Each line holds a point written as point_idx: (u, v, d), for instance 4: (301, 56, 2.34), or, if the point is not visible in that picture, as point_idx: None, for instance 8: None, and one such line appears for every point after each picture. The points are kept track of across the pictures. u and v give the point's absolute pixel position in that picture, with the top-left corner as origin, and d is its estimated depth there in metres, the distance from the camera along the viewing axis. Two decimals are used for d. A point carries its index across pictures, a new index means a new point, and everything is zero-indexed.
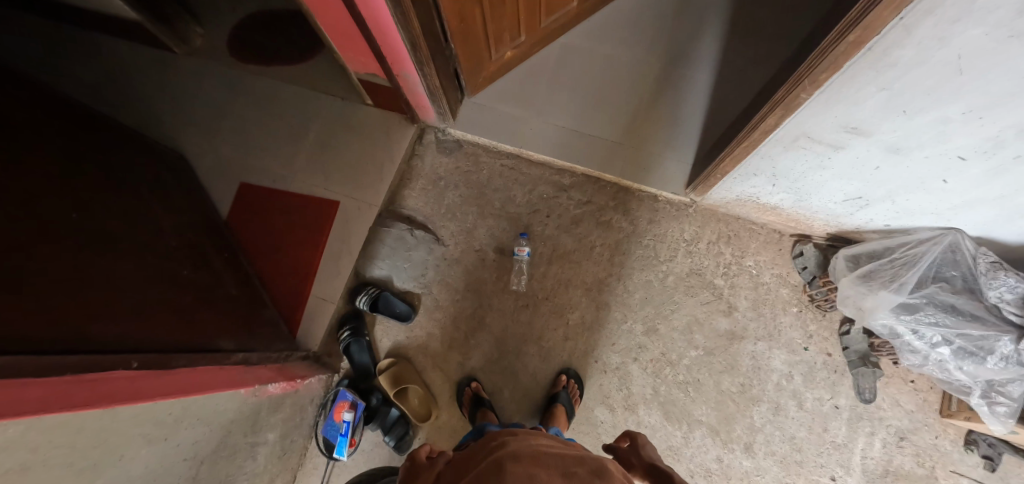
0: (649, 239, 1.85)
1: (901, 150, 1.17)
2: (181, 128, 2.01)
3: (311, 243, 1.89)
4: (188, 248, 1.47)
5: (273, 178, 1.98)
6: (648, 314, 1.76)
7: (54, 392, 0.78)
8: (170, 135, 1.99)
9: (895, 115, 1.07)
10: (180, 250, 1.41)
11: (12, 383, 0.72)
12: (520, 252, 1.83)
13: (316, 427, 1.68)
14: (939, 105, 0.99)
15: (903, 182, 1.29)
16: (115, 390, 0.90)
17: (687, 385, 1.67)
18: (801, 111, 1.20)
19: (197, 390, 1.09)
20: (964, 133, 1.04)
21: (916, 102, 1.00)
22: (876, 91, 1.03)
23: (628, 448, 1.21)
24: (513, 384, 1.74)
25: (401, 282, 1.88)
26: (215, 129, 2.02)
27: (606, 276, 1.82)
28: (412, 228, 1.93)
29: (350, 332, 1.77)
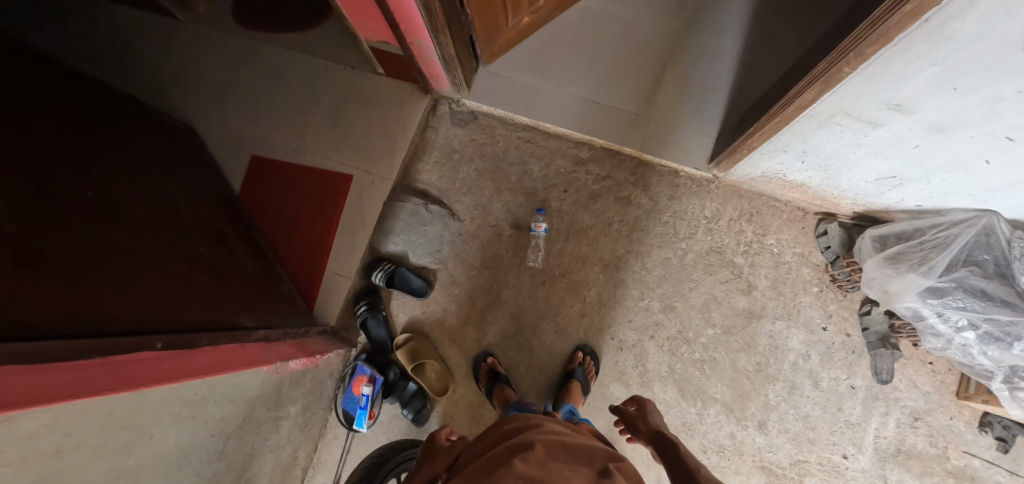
0: (667, 217, 1.81)
1: (945, 129, 1.10)
2: (188, 98, 1.96)
3: (325, 218, 1.88)
4: (204, 225, 1.46)
5: (284, 150, 1.94)
6: (665, 292, 1.74)
7: (83, 375, 0.79)
8: (177, 105, 1.94)
9: (945, 91, 0.99)
10: (195, 226, 1.40)
11: (44, 368, 0.74)
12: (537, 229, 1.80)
13: (336, 401, 1.72)
14: (995, 82, 0.91)
15: (942, 162, 1.22)
16: (140, 372, 0.91)
17: (703, 363, 1.67)
18: (843, 85, 1.13)
19: (221, 369, 1.10)
20: (1018, 113, 0.96)
21: (970, 77, 0.93)
22: (927, 66, 0.95)
23: (636, 413, 1.42)
24: (528, 360, 1.75)
25: (416, 258, 1.87)
26: (223, 100, 1.96)
27: (624, 253, 1.79)
28: (427, 203, 1.89)
29: (367, 307, 1.79)
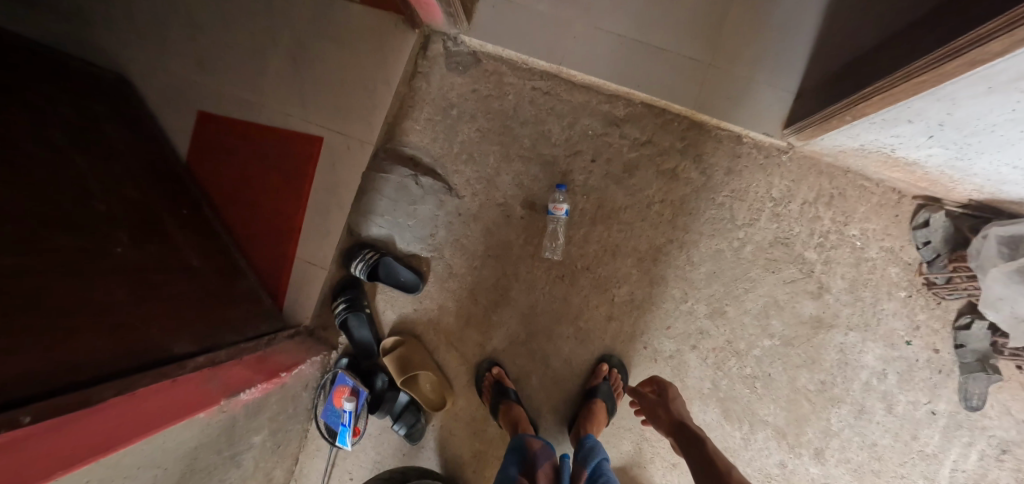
0: (723, 198, 1.41)
1: None
2: (99, 28, 1.47)
3: (293, 193, 1.52)
4: (128, 213, 1.09)
5: (235, 103, 1.51)
6: (715, 292, 1.39)
7: None
8: (86, 38, 1.47)
9: None
10: (114, 217, 1.04)
11: None
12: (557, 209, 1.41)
13: (315, 413, 1.48)
14: None
15: None
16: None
17: (755, 380, 1.37)
18: None
19: (120, 443, 0.82)
20: None
21: None
22: None
23: (656, 399, 1.26)
24: (542, 370, 1.44)
25: (405, 244, 1.51)
26: (147, 31, 1.48)
27: (665, 243, 1.42)
28: (417, 175, 1.49)
29: (347, 304, 1.47)
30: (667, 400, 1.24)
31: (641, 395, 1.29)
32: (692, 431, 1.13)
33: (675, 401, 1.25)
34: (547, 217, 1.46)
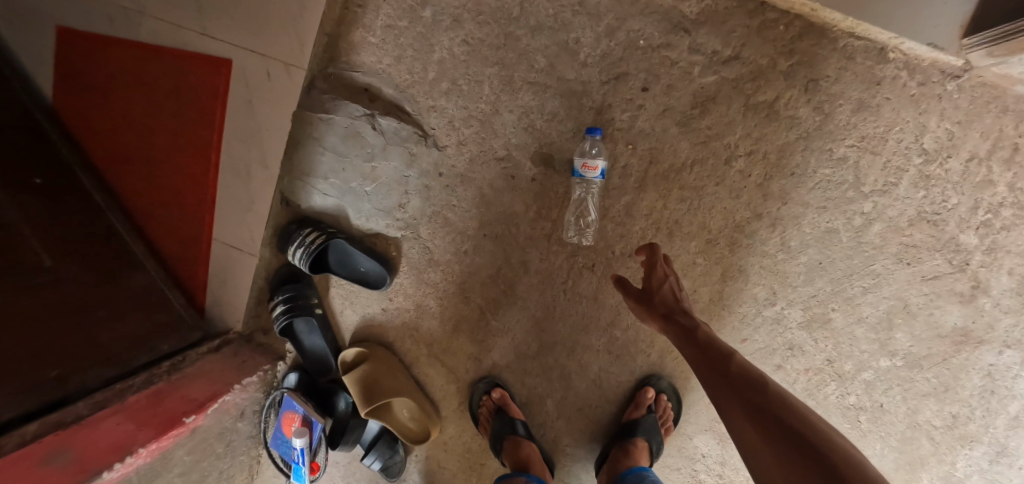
0: (847, 150, 0.90)
1: None
2: None
3: (199, 147, 1.03)
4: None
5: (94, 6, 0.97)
6: (819, 293, 0.94)
7: None
8: None
9: None
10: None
11: None
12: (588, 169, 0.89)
13: (264, 441, 1.12)
14: None
15: None
16: None
17: (858, 413, 0.98)
18: None
19: None
20: None
21: None
22: None
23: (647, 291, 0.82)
24: (561, 394, 1.04)
25: (362, 219, 1.05)
26: None
27: (749, 220, 0.93)
28: (375, 114, 0.98)
29: (286, 307, 1.04)
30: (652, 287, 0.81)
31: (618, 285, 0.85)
32: (696, 334, 0.71)
33: (663, 282, 0.81)
34: (570, 179, 0.97)
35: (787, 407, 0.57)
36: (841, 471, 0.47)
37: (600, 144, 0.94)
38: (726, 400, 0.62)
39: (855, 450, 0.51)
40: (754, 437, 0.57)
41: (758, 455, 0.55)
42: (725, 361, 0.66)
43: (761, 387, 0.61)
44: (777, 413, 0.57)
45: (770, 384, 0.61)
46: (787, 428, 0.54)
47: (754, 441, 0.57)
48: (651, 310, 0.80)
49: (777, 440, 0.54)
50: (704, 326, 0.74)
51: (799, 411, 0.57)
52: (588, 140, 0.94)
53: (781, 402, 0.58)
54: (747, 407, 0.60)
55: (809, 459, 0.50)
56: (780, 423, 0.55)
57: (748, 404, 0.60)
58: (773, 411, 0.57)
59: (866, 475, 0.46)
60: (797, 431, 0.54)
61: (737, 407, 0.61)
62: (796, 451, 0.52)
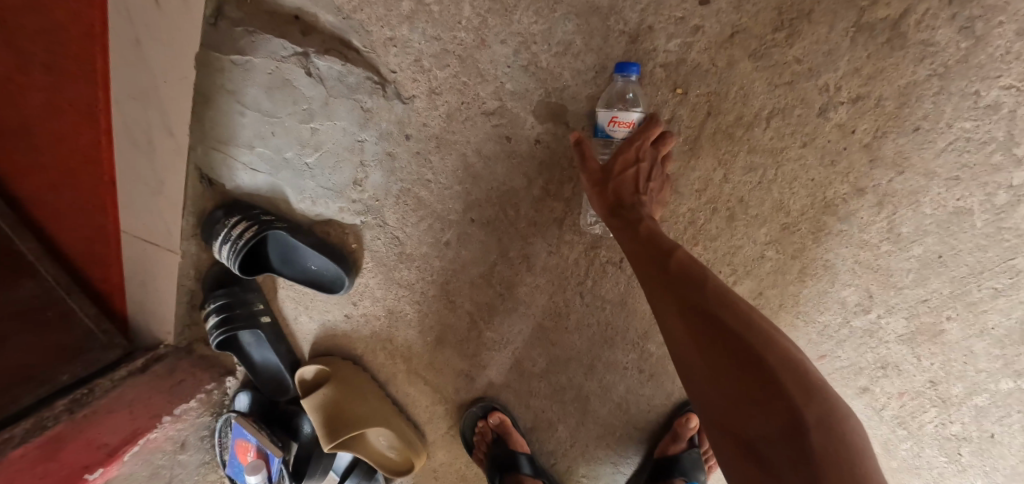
0: (1002, 93, 0.57)
1: None
2: None
3: (80, 112, 0.74)
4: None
5: None
6: (933, 298, 0.69)
7: None
8: None
9: None
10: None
11: None
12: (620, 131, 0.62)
13: (220, 467, 0.94)
14: None
15: None
16: None
17: (958, 443, 0.76)
18: None
19: None
20: None
21: None
22: None
23: (607, 171, 0.62)
24: (575, 420, 0.83)
25: (307, 202, 0.78)
26: None
27: (843, 198, 0.66)
28: (308, 52, 0.67)
29: (220, 319, 0.79)
30: (613, 169, 0.61)
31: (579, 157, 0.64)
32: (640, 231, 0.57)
33: (629, 168, 0.61)
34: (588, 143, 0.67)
35: (720, 297, 0.47)
36: (780, 377, 0.41)
37: (636, 88, 0.64)
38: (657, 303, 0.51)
39: (781, 330, 0.45)
40: (686, 340, 0.49)
41: (686, 351, 0.49)
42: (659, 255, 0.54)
43: (699, 282, 0.49)
44: (706, 304, 0.48)
45: (702, 274, 0.50)
46: (715, 323, 0.46)
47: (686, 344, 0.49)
48: (599, 195, 0.62)
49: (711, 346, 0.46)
50: (651, 220, 0.59)
51: (728, 294, 0.47)
52: (616, 82, 0.64)
53: (715, 291, 0.48)
54: (680, 304, 0.50)
55: (744, 361, 0.43)
56: (710, 317, 0.47)
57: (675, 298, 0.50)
58: (709, 309, 0.47)
59: (803, 373, 0.41)
60: (729, 326, 0.45)
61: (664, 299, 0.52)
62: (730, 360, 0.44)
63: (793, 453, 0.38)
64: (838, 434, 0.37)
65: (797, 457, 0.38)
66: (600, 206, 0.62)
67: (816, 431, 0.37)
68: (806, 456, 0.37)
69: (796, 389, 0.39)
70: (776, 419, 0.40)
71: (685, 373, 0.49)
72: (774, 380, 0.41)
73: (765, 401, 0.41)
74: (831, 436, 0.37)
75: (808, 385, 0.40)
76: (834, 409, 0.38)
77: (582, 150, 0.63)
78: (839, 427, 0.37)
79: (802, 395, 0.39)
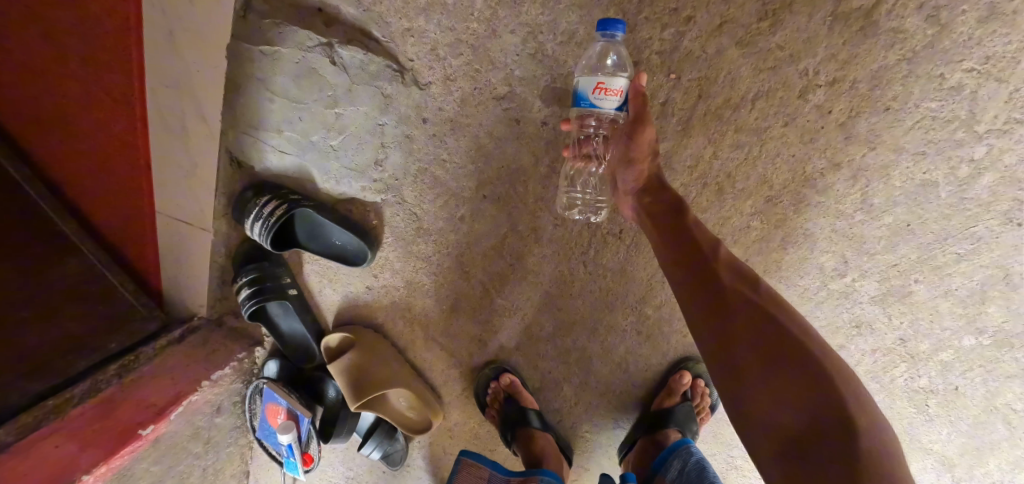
0: (964, 76, 0.64)
1: None
2: None
3: (114, 100, 0.79)
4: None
5: None
6: (902, 261, 0.76)
7: None
8: None
9: None
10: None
11: None
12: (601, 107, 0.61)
13: (251, 431, 1.02)
14: None
15: None
16: None
17: (926, 395, 0.85)
18: None
19: None
20: None
21: None
22: None
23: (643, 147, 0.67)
24: (579, 380, 0.91)
25: (331, 181, 0.85)
26: None
27: (821, 172, 0.73)
28: (330, 42, 0.72)
29: (252, 291, 0.86)
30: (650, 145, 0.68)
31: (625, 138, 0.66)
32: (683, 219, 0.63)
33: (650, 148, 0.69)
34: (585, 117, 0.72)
35: (779, 308, 0.54)
36: (837, 389, 0.46)
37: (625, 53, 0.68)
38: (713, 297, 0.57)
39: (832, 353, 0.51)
40: (737, 336, 0.54)
41: (736, 345, 0.54)
42: (704, 253, 0.60)
43: (756, 288, 0.56)
44: (768, 312, 0.54)
45: (765, 289, 0.57)
46: (776, 328, 0.52)
47: (729, 341, 0.54)
48: (645, 167, 0.67)
49: (759, 345, 0.52)
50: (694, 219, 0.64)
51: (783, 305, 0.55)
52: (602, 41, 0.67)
53: (777, 307, 0.54)
54: (737, 303, 0.55)
55: (797, 365, 0.49)
56: (770, 323, 0.53)
57: (735, 299, 0.56)
58: (766, 314, 0.53)
59: (856, 392, 0.47)
60: (785, 329, 0.52)
61: (718, 296, 0.57)
62: (777, 361, 0.50)
63: (837, 448, 0.43)
64: (883, 447, 0.43)
65: (841, 451, 0.43)
66: (647, 177, 0.67)
67: (864, 437, 0.43)
68: (849, 449, 0.43)
69: (852, 402, 0.45)
70: (825, 421, 0.45)
71: (726, 365, 0.54)
72: (827, 386, 0.47)
73: (815, 401, 0.46)
74: (876, 444, 0.43)
75: (862, 403, 0.46)
76: (880, 429, 0.44)
77: (636, 90, 0.61)
78: (885, 443, 0.43)
79: (856, 409, 0.45)
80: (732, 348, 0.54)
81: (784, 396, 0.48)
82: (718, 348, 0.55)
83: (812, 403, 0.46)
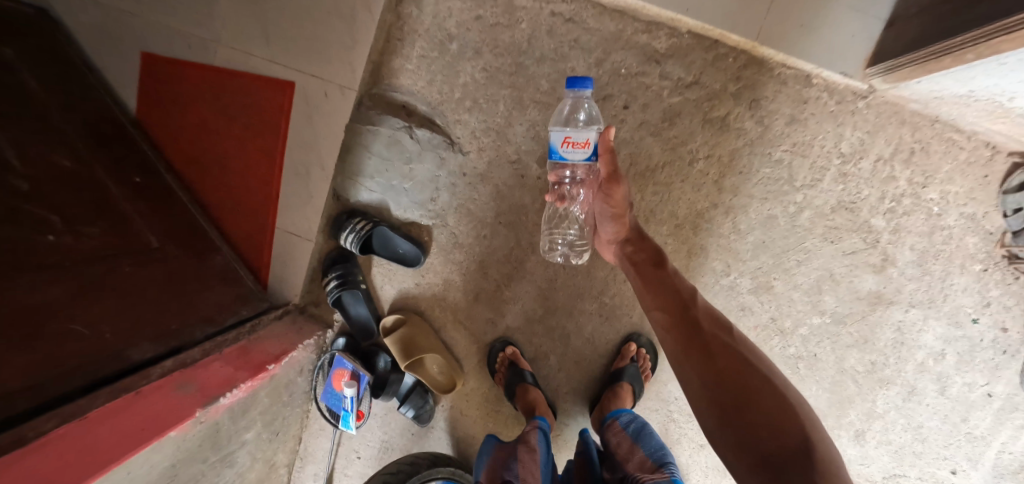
0: (781, 153, 1.16)
1: None
2: None
3: (264, 153, 1.26)
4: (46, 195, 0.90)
5: (182, 40, 1.21)
6: (763, 265, 1.21)
7: None
8: None
9: None
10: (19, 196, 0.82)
11: None
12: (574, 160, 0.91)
13: (314, 395, 1.36)
14: None
15: None
16: None
17: (798, 361, 1.24)
18: None
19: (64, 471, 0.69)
20: None
21: None
22: None
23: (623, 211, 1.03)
24: (561, 350, 1.31)
25: (402, 210, 1.30)
26: None
27: (707, 208, 1.21)
28: (411, 126, 1.22)
29: (338, 282, 1.28)
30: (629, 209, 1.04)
31: (604, 197, 1.00)
32: (663, 268, 0.99)
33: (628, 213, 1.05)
34: (562, 168, 1.09)
35: (747, 351, 0.85)
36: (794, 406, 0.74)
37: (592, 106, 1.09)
38: (704, 338, 0.87)
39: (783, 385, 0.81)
40: (725, 368, 0.82)
41: (725, 374, 0.81)
42: (687, 302, 0.93)
43: (728, 333, 0.89)
44: (743, 354, 0.84)
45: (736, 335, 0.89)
46: (749, 362, 0.82)
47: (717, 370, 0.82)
48: (626, 229, 1.05)
49: (741, 377, 0.79)
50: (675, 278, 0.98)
51: (750, 346, 0.87)
52: (571, 100, 1.09)
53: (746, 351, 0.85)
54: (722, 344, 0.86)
55: (767, 390, 0.77)
56: (745, 361, 0.82)
57: (720, 342, 0.86)
58: (740, 352, 0.84)
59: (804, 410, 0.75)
60: (756, 366, 0.81)
61: (709, 338, 0.87)
62: (754, 388, 0.77)
63: (798, 442, 0.68)
64: (824, 442, 0.69)
65: (800, 444, 0.68)
66: (627, 232, 1.05)
67: (813, 435, 0.70)
68: (806, 442, 0.68)
69: (804, 414, 0.73)
70: (792, 426, 0.71)
71: (719, 389, 0.80)
72: (788, 403, 0.74)
73: (783, 413, 0.72)
74: (821, 442, 0.69)
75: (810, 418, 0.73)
76: (821, 434, 0.71)
77: (604, 145, 0.87)
78: (824, 443, 0.70)
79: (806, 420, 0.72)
80: (722, 376, 0.81)
81: (763, 409, 0.74)
82: (712, 375, 0.82)
83: (781, 413, 0.73)
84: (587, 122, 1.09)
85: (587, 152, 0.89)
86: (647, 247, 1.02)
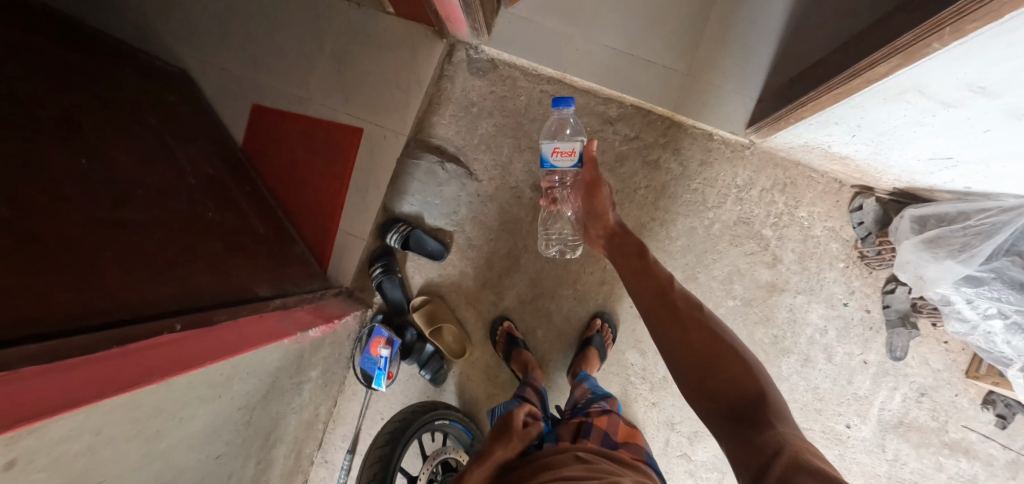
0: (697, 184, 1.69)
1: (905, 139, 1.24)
2: (189, 45, 1.76)
3: (335, 176, 1.78)
4: (217, 189, 1.40)
5: (288, 99, 1.78)
6: (689, 262, 1.71)
7: (129, 368, 0.84)
8: (178, 56, 1.75)
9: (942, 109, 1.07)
10: (203, 189, 1.32)
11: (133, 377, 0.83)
12: (562, 166, 1.33)
13: (354, 360, 1.75)
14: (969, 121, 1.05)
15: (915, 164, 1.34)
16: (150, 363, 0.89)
17: None
18: (906, 71, 1.03)
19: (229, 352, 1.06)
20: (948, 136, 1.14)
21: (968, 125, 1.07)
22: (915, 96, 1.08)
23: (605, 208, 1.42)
24: (545, 325, 1.75)
25: (433, 220, 1.80)
26: (229, 49, 1.77)
27: (649, 221, 1.72)
28: (443, 161, 1.77)
29: (382, 270, 1.75)
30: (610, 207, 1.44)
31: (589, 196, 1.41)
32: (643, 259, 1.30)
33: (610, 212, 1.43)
34: (555, 174, 1.55)
35: (714, 323, 1.15)
36: (748, 367, 1.04)
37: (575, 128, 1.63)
38: (682, 317, 1.16)
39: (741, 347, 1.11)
40: (699, 341, 1.11)
41: (699, 347, 1.10)
42: (666, 286, 1.24)
43: (698, 309, 1.19)
44: (710, 327, 1.13)
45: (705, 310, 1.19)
46: (715, 333, 1.11)
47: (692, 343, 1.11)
48: (608, 226, 1.41)
49: (710, 348, 1.09)
50: (654, 264, 1.31)
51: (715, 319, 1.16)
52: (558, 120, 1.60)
53: (714, 323, 1.15)
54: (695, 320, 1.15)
55: (730, 356, 1.06)
56: (713, 333, 1.12)
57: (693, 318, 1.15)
58: (709, 327, 1.13)
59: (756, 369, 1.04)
60: (721, 337, 1.11)
61: (684, 316, 1.16)
62: (719, 354, 1.07)
63: (749, 395, 0.99)
64: (769, 392, 1.00)
65: (751, 396, 0.98)
66: (610, 227, 1.41)
67: (760, 388, 1.00)
68: (755, 395, 0.98)
69: (755, 372, 1.03)
70: (746, 384, 1.01)
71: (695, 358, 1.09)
72: (745, 365, 1.04)
73: (739, 375, 1.03)
74: (766, 392, 0.99)
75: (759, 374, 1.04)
76: (767, 385, 1.01)
77: (590, 153, 1.35)
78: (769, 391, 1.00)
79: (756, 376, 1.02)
80: (697, 347, 1.10)
81: (727, 372, 1.04)
82: (689, 347, 1.11)
83: (739, 375, 1.03)
84: (573, 135, 1.62)
85: (573, 159, 1.30)
86: (631, 241, 1.35)
